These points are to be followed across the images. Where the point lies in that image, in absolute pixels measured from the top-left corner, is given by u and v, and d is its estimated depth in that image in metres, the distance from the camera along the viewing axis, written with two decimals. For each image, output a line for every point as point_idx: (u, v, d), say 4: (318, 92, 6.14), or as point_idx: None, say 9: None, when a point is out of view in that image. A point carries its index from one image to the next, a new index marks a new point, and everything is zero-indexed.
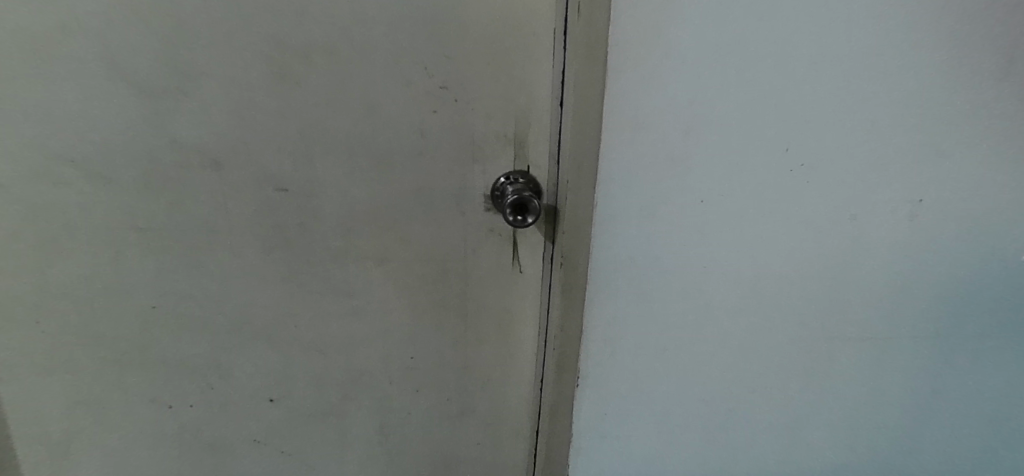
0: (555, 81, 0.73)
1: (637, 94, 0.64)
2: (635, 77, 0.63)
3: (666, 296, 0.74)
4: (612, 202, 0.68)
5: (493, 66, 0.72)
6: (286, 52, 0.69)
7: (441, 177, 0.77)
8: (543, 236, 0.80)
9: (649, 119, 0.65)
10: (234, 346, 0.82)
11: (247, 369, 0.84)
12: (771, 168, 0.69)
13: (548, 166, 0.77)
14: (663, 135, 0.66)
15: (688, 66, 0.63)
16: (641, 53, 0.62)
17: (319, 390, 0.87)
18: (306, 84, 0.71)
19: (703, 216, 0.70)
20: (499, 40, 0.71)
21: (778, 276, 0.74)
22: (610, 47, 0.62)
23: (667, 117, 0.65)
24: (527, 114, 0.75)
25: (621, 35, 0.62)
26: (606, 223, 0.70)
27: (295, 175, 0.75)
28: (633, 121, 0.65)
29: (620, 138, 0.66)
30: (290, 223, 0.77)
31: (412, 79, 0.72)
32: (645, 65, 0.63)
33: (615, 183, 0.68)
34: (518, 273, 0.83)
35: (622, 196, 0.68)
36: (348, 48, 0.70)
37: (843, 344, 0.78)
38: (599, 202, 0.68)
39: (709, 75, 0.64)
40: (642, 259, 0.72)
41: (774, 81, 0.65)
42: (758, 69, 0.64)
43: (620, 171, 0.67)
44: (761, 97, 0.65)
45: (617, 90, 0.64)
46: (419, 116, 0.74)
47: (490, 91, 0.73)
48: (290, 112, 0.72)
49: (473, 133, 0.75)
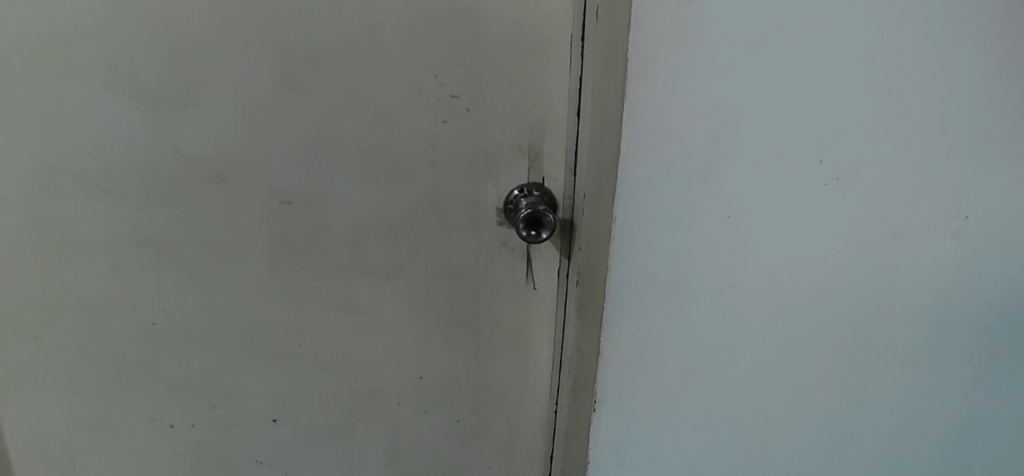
0: (572, 90, 0.70)
1: (661, 103, 0.60)
2: (656, 84, 0.59)
3: (690, 317, 0.70)
4: (633, 218, 0.65)
5: (507, 73, 0.69)
6: (293, 58, 0.67)
7: (453, 189, 0.74)
8: (558, 251, 0.77)
9: (673, 130, 0.61)
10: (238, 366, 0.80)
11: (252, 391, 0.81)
12: (806, 182, 0.64)
13: (564, 179, 0.74)
14: (687, 147, 0.62)
15: (713, 72, 0.59)
16: (664, 58, 0.58)
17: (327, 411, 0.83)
18: (314, 93, 0.68)
19: (731, 232, 0.66)
20: (512, 45, 0.68)
21: (812, 296, 0.70)
22: (631, 50, 0.58)
23: (693, 128, 0.61)
24: (543, 124, 0.72)
25: (645, 42, 0.58)
26: (626, 239, 0.66)
27: (301, 187, 0.72)
28: (655, 131, 0.61)
29: (643, 149, 0.62)
30: (296, 237, 0.74)
31: (423, 87, 0.69)
32: (667, 70, 0.59)
33: (636, 196, 0.64)
34: (532, 290, 0.80)
35: (643, 212, 0.64)
36: (357, 54, 0.67)
37: (881, 366, 0.73)
38: (619, 216, 0.64)
39: (739, 84, 0.60)
40: (663, 278, 0.68)
41: (809, 89, 0.61)
42: (791, 76, 0.60)
43: (641, 184, 0.63)
44: (794, 107, 0.61)
45: (641, 100, 0.60)
46: (429, 126, 0.71)
47: (503, 99, 0.70)
48: (296, 121, 0.69)
49: (485, 144, 0.72)
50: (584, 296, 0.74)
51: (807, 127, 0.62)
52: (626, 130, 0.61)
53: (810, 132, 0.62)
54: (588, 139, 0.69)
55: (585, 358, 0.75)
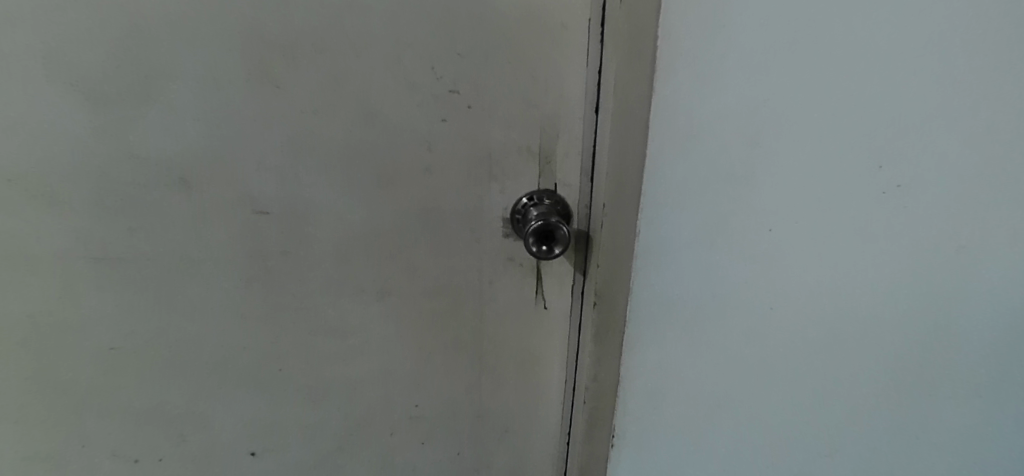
0: (590, 85, 0.60)
1: (692, 99, 0.52)
2: (688, 78, 0.51)
3: (721, 343, 0.61)
4: (660, 232, 0.57)
5: (515, 64, 0.60)
6: (264, 47, 0.57)
7: (453, 197, 0.65)
8: (572, 267, 0.69)
9: (705, 130, 0.53)
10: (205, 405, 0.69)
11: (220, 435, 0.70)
12: (857, 190, 0.56)
13: (579, 185, 0.65)
14: (721, 150, 0.54)
15: (755, 65, 0.51)
16: (698, 49, 0.50)
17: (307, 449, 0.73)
18: (290, 87, 0.59)
19: (770, 248, 0.58)
20: (521, 32, 0.59)
21: (861, 319, 0.61)
22: (660, 39, 0.50)
23: (728, 128, 0.53)
24: (555, 123, 0.63)
25: (674, 29, 0.50)
26: (651, 257, 0.58)
27: (279, 196, 0.63)
28: (685, 132, 0.53)
29: (671, 153, 0.54)
30: (273, 252, 0.65)
31: (417, 81, 0.60)
32: (701, 62, 0.51)
33: (663, 206, 0.56)
34: (542, 309, 0.71)
35: (671, 225, 0.56)
36: (340, 43, 0.58)
37: (940, 398, 0.64)
38: (643, 229, 0.56)
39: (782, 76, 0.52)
40: (693, 299, 0.60)
41: (863, 81, 0.52)
42: (843, 67, 0.52)
43: (670, 194, 0.55)
44: (844, 103, 0.53)
45: (670, 97, 0.52)
46: (424, 127, 0.61)
47: (511, 94, 0.61)
48: (271, 120, 0.60)
49: (490, 146, 0.63)
50: (602, 319, 0.65)
51: (860, 126, 0.54)
52: (652, 131, 0.53)
53: (859, 130, 0.54)
54: (608, 141, 0.60)
55: (602, 390, 0.67)
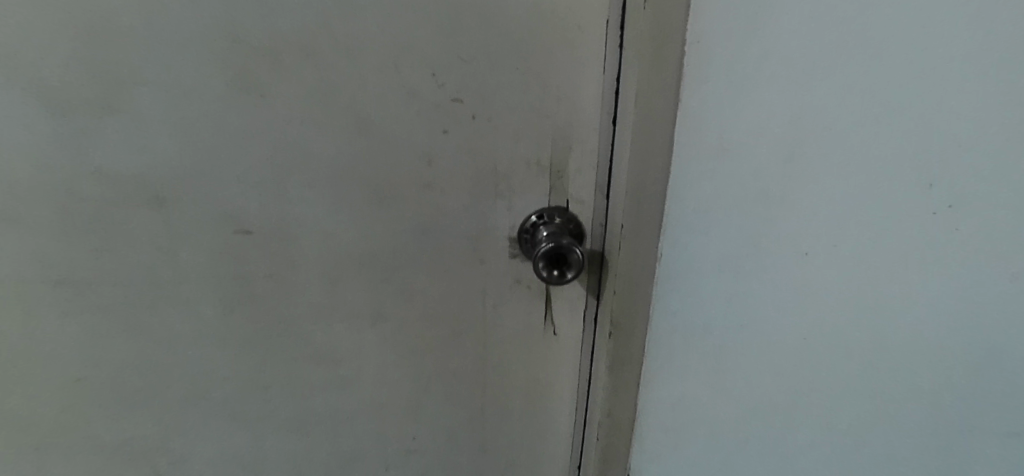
0: (607, 94, 0.54)
1: (719, 120, 0.49)
2: (718, 90, 0.47)
3: (744, 372, 0.58)
4: (684, 258, 0.54)
5: (524, 70, 0.54)
6: (244, 51, 0.51)
7: (454, 216, 0.59)
8: (585, 291, 0.63)
9: (737, 152, 0.50)
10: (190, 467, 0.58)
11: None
12: (895, 207, 0.50)
13: (593, 203, 0.59)
14: (754, 173, 0.50)
15: (794, 76, 0.47)
16: (730, 59, 0.46)
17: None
18: (275, 96, 0.53)
19: (804, 273, 0.53)
20: (532, 35, 0.53)
21: (891, 348, 0.55)
22: (687, 46, 0.46)
23: (762, 150, 0.49)
24: (568, 135, 0.57)
25: (698, 46, 0.46)
26: (674, 282, 0.55)
27: (263, 215, 0.57)
28: (713, 156, 0.50)
29: (697, 177, 0.51)
30: (257, 275, 0.59)
31: (416, 89, 0.54)
32: (733, 73, 0.47)
33: (686, 227, 0.53)
34: (551, 336, 0.66)
35: (698, 251, 0.54)
36: (330, 47, 0.52)
37: (975, 427, 0.59)
38: (664, 253, 0.54)
39: (821, 95, 0.47)
40: (719, 330, 0.56)
41: (901, 88, 0.46)
42: (876, 73, 0.46)
43: (696, 219, 0.52)
44: (874, 110, 0.47)
45: (694, 118, 0.49)
46: (424, 139, 0.56)
47: (520, 104, 0.55)
48: (253, 132, 0.54)
49: (496, 160, 0.57)
50: (617, 350, 0.61)
51: (909, 150, 0.48)
52: (675, 155, 0.50)
53: (903, 146, 0.48)
54: (629, 156, 0.54)
55: (616, 425, 0.63)
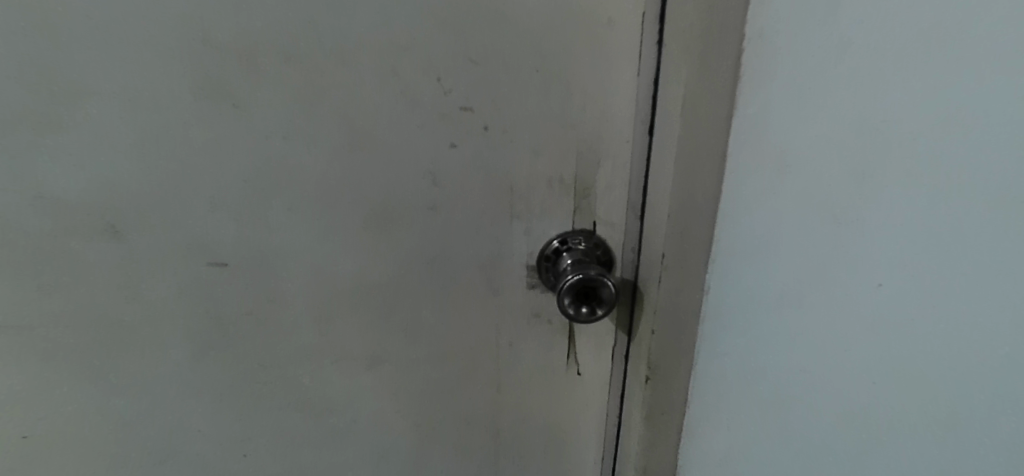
0: (644, 99, 0.46)
1: (782, 131, 0.40)
2: (781, 94, 0.39)
3: (802, 411, 0.52)
4: (735, 293, 0.46)
5: (546, 73, 0.46)
6: (208, 56, 0.42)
7: (463, 244, 0.51)
8: (615, 325, 0.55)
9: (801, 167, 0.41)
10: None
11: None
12: (960, 210, 0.44)
13: (626, 223, 0.52)
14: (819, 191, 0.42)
15: (864, 70, 0.39)
16: (796, 54, 0.37)
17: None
18: (249, 106, 0.44)
19: (866, 294, 0.46)
20: (553, 32, 0.44)
21: (960, 364, 0.50)
22: (749, 41, 0.37)
23: (830, 163, 0.41)
24: (596, 148, 0.49)
25: (761, 44, 0.37)
26: (725, 321, 0.47)
27: (239, 247, 0.49)
28: (773, 173, 0.41)
29: (753, 199, 0.42)
30: (235, 314, 0.51)
31: (418, 96, 0.45)
32: (799, 72, 0.38)
33: (740, 258, 0.44)
34: (574, 375, 0.58)
35: (751, 283, 0.45)
36: (312, 48, 0.43)
37: None
38: (715, 290, 0.45)
39: (901, 100, 0.40)
40: (773, 370, 0.49)
41: (968, 75, 0.40)
42: (942, 58, 0.39)
43: (750, 249, 0.44)
44: (938, 102, 0.40)
45: (753, 131, 0.40)
46: (428, 154, 0.47)
47: (539, 112, 0.47)
48: (224, 149, 0.45)
49: (512, 178, 0.49)
50: (654, 396, 0.53)
51: (996, 154, 0.43)
52: (728, 176, 0.41)
53: (974, 141, 0.42)
54: (670, 174, 0.46)
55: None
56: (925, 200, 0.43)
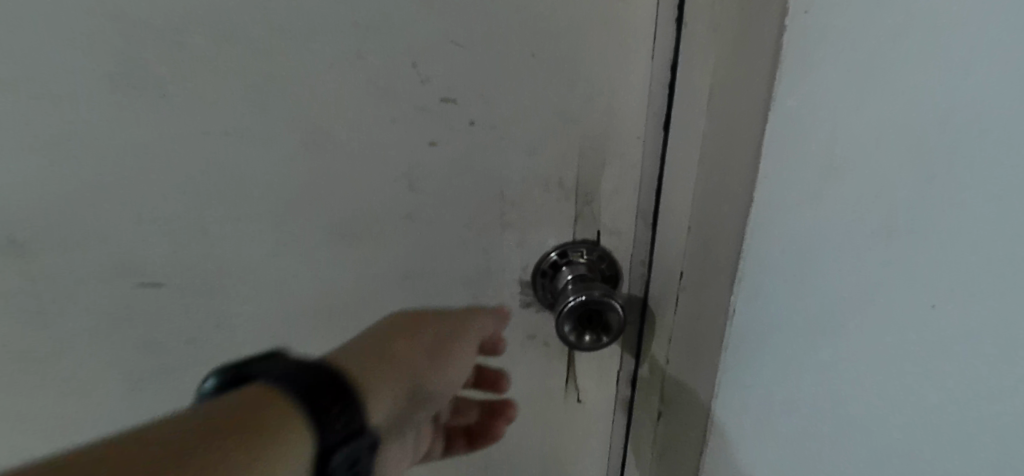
0: (659, 89, 0.39)
1: (828, 129, 0.33)
2: (832, 80, 0.32)
3: (836, 450, 0.45)
4: (766, 316, 0.39)
5: (543, 58, 0.38)
6: (119, 32, 0.34)
7: (446, 257, 0.44)
8: (621, 348, 0.49)
9: (849, 171, 0.35)
10: (329, 447, 0.33)
11: (347, 423, 0.33)
12: None
13: (635, 231, 0.45)
14: (869, 201, 0.35)
15: (940, 49, 0.31)
16: (852, 30, 0.30)
17: (391, 360, 0.38)
18: (181, 98, 0.37)
19: (929, 316, 0.39)
20: (552, 8, 0.37)
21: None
22: (794, 15, 0.30)
23: (887, 167, 0.35)
24: (601, 146, 0.42)
25: (808, 23, 0.30)
26: (752, 351, 0.40)
27: (177, 265, 0.42)
28: (814, 179, 0.35)
29: (790, 210, 0.35)
30: (180, 336, 0.45)
31: (391, 86, 0.38)
32: (855, 52, 0.31)
33: (772, 276, 0.38)
34: (574, 403, 0.52)
35: (785, 307, 0.39)
36: (257, 27, 0.35)
37: None
38: (741, 315, 0.39)
39: (982, 84, 0.33)
40: (806, 406, 0.43)
41: None
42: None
43: (784, 267, 0.37)
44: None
45: (794, 128, 0.33)
46: (404, 154, 0.40)
47: (535, 104, 0.40)
48: (154, 150, 0.38)
49: (503, 181, 0.42)
50: (669, 429, 0.47)
51: None
52: (762, 183, 0.34)
53: None
54: (690, 178, 0.39)
55: None
56: (1008, 208, 0.36)
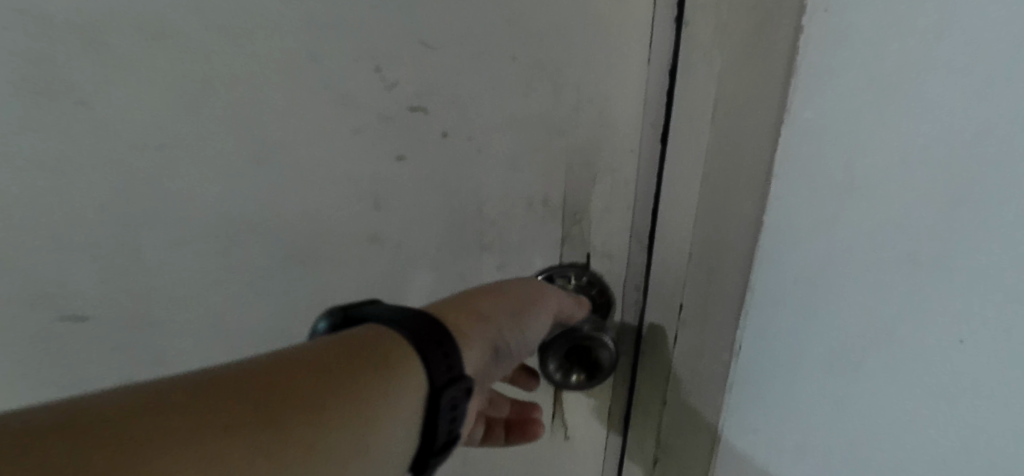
0: (656, 99, 0.34)
1: (868, 153, 0.28)
2: (857, 88, 0.27)
3: None
4: (772, 351, 0.35)
5: (524, 63, 0.34)
6: (31, 29, 0.30)
7: (418, 283, 0.40)
8: (613, 383, 0.44)
9: (898, 212, 0.29)
10: (433, 388, 0.31)
11: (450, 365, 0.32)
12: None
13: (629, 258, 0.40)
14: (927, 255, 0.29)
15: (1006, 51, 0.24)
16: (881, 30, 0.26)
17: (476, 312, 0.35)
18: (110, 106, 0.32)
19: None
20: (533, 5, 0.32)
21: None
22: (811, 13, 0.26)
23: (938, 198, 0.28)
24: (591, 161, 0.37)
25: (829, 21, 0.26)
26: (757, 384, 0.36)
27: (111, 295, 0.38)
28: (849, 208, 0.30)
29: (813, 237, 0.31)
30: (122, 368, 0.41)
31: (351, 93, 0.33)
32: (885, 56, 0.26)
33: (781, 306, 0.33)
34: (561, 439, 0.48)
35: (795, 347, 0.34)
36: (189, 24, 0.31)
37: None
38: (746, 340, 0.35)
39: None
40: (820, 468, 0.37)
41: None
42: None
43: (803, 300, 0.33)
44: None
45: (814, 143, 0.29)
46: (366, 170, 0.35)
47: (517, 114, 0.35)
48: (83, 165, 0.34)
49: (480, 199, 0.38)
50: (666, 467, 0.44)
51: None
52: (771, 202, 0.31)
53: None
54: (690, 198, 0.35)
55: None
56: None
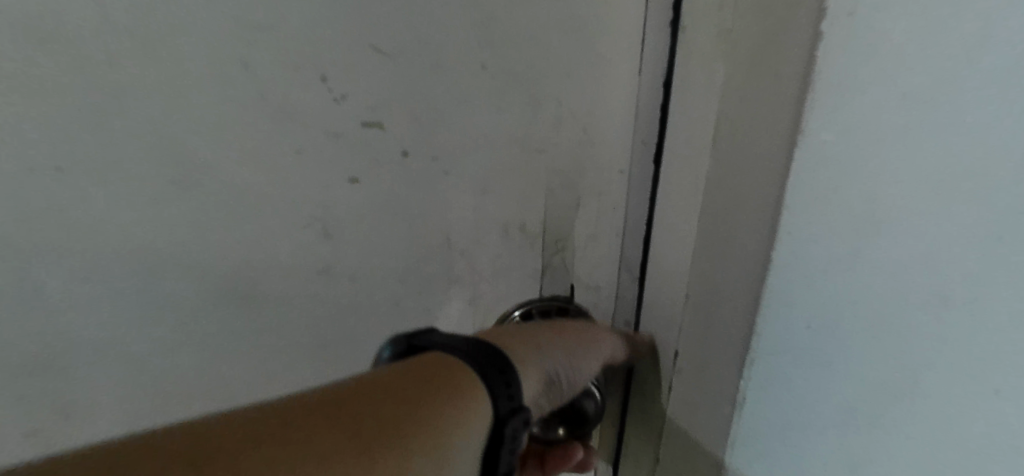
0: (646, 110, 0.30)
1: (897, 179, 0.23)
2: (881, 104, 0.22)
3: None
4: (780, 411, 0.30)
5: (496, 72, 0.29)
6: None
7: (376, 322, 0.35)
8: (600, 436, 0.39)
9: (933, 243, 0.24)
10: (498, 419, 0.28)
11: (512, 395, 0.29)
12: None
13: (618, 291, 0.35)
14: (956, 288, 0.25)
15: None
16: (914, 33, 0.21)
17: (536, 344, 0.32)
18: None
19: None
20: (506, 5, 0.28)
21: None
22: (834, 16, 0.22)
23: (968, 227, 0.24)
24: (572, 182, 0.33)
25: (853, 25, 0.22)
26: (762, 448, 0.31)
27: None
28: (875, 244, 0.25)
29: (830, 278, 0.26)
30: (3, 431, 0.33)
31: (293, 106, 0.29)
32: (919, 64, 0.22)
33: (790, 361, 0.28)
34: None
35: (807, 406, 0.29)
36: (95, 25, 0.26)
37: None
38: (749, 404, 0.30)
39: None
40: None
41: None
42: None
43: (817, 347, 0.28)
44: None
45: (831, 171, 0.24)
46: (314, 193, 0.31)
47: (488, 130, 0.31)
48: None
49: (446, 226, 0.33)
50: None
51: None
52: (781, 243, 0.26)
53: None
54: (685, 229, 0.30)
55: None
56: None
